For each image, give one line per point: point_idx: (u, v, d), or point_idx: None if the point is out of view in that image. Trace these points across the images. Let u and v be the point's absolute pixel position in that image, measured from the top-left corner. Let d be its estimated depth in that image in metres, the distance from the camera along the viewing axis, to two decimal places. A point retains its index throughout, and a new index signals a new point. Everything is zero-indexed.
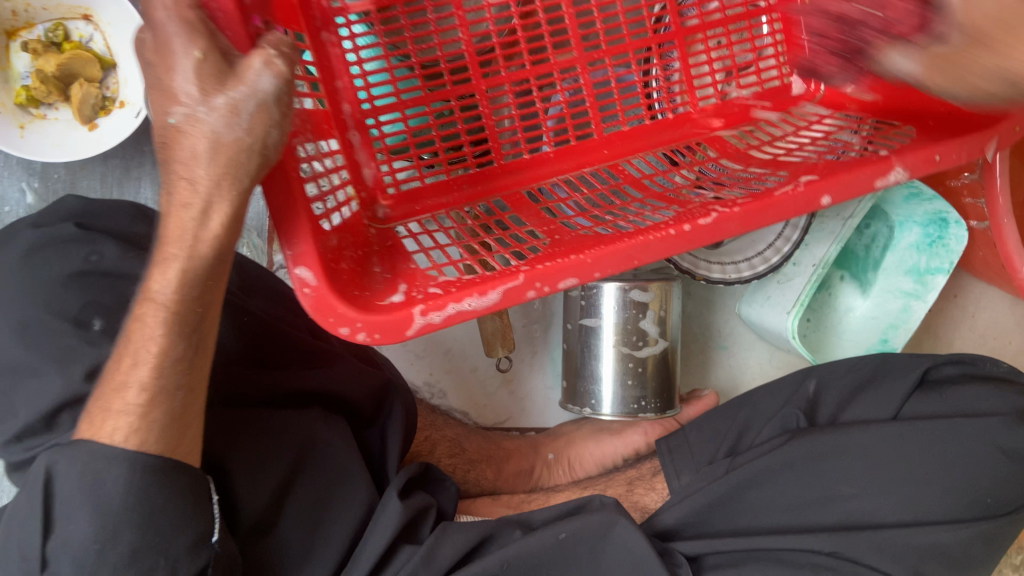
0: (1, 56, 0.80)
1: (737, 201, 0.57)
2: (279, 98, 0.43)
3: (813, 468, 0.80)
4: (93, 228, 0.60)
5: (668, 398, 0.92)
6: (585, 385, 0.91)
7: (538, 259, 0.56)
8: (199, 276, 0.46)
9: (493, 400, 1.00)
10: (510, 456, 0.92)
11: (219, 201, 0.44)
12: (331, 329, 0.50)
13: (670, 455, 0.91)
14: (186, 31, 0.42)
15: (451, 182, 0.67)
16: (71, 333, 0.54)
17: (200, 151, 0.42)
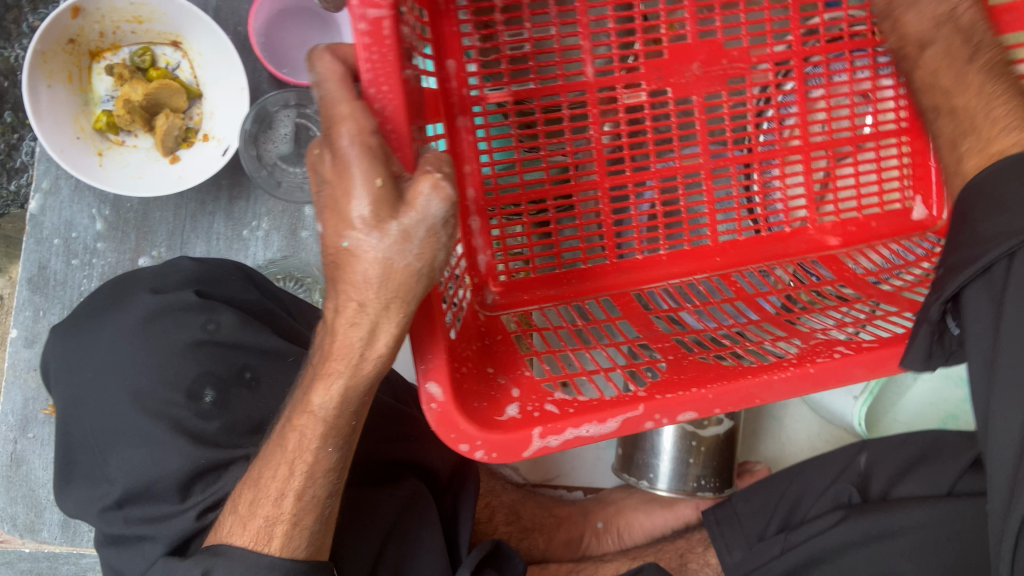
0: (84, 78, 0.76)
1: (861, 345, 0.61)
2: (445, 222, 0.44)
3: (874, 546, 0.76)
4: (212, 295, 0.56)
5: (727, 477, 0.91)
6: (644, 458, 0.90)
7: (657, 387, 0.60)
8: (359, 394, 0.49)
9: (545, 456, 0.98)
10: (562, 523, 0.91)
11: (387, 322, 0.46)
12: (452, 443, 0.55)
13: (718, 524, 0.87)
14: (367, 160, 0.44)
15: (563, 278, 0.75)
16: (182, 406, 0.53)
17: (372, 277, 0.44)
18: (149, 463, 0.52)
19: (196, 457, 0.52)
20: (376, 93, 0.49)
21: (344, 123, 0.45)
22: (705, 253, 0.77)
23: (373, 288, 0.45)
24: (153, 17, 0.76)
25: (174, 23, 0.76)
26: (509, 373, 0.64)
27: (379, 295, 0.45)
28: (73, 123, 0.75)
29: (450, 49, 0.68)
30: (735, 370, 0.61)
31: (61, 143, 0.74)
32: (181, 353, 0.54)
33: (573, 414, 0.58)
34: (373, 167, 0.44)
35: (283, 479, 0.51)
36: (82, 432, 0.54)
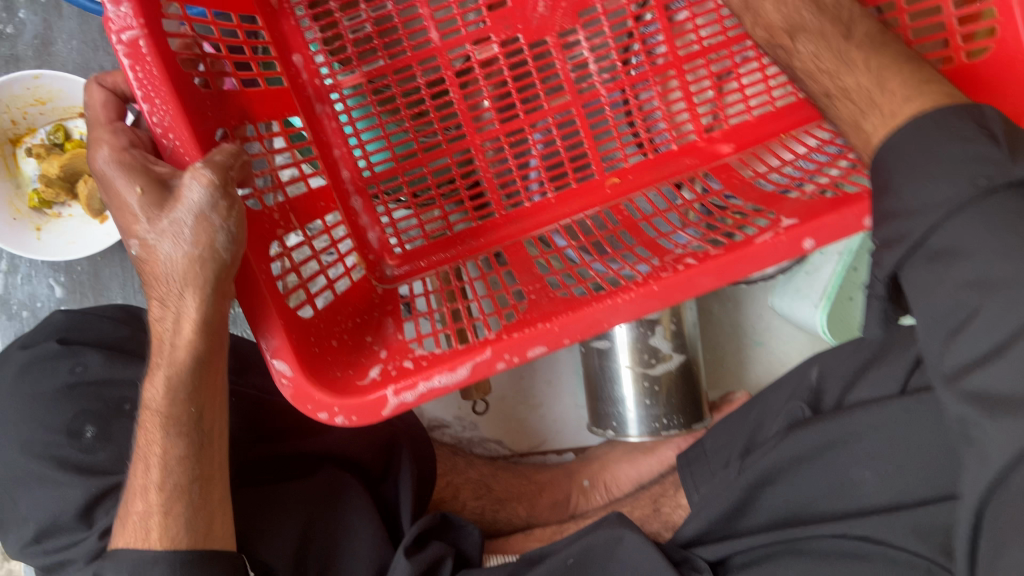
0: (11, 164, 0.85)
1: (710, 253, 0.58)
2: (214, 204, 0.48)
3: (823, 459, 0.76)
4: (73, 342, 0.64)
5: (694, 411, 0.90)
6: (606, 408, 0.90)
7: (510, 328, 0.59)
8: (185, 378, 0.52)
9: (526, 426, 0.99)
10: (543, 489, 0.92)
11: (186, 308, 0.50)
12: (312, 414, 0.56)
13: (690, 469, 0.87)
14: (124, 171, 0.48)
15: (457, 239, 0.75)
16: (65, 444, 0.59)
17: (160, 271, 0.48)
18: (44, 500, 0.57)
19: (82, 489, 0.57)
20: (150, 107, 0.49)
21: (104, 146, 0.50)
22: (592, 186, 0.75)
23: (165, 279, 0.49)
24: (52, 95, 0.83)
25: (72, 97, 0.83)
26: (384, 339, 0.66)
27: (169, 281, 0.49)
28: (8, 207, 0.84)
29: (294, 42, 0.69)
30: (583, 299, 0.59)
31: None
32: (58, 396, 0.60)
33: (427, 366, 0.58)
34: (137, 177, 0.48)
35: (144, 475, 0.54)
36: None
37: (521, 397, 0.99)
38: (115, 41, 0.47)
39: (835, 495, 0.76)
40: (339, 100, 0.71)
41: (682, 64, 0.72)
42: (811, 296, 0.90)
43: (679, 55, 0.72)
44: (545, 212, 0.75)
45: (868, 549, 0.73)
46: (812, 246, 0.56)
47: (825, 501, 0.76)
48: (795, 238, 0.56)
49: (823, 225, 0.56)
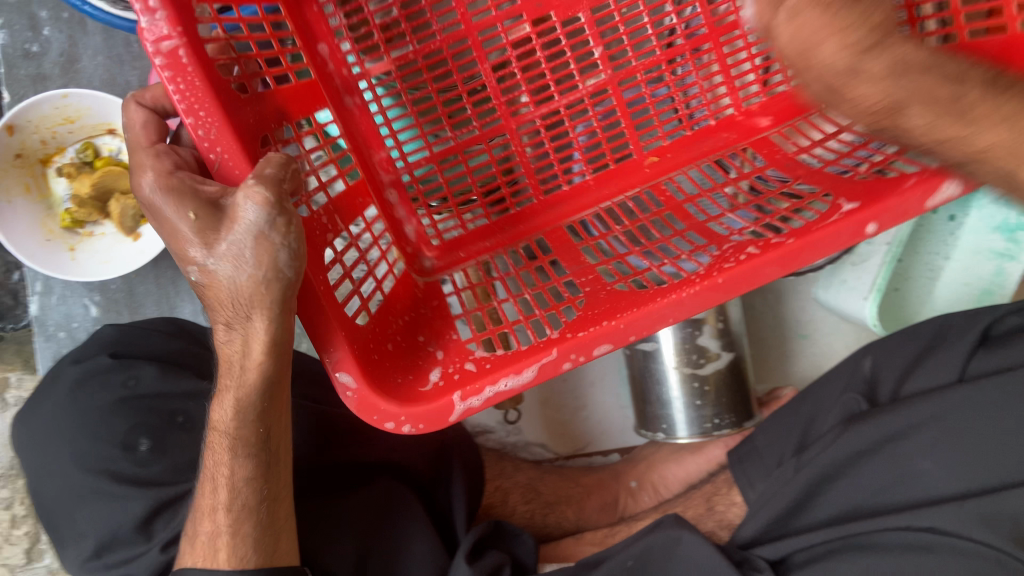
0: (42, 184, 0.84)
1: (773, 239, 0.57)
2: (271, 222, 0.45)
3: (884, 451, 0.74)
4: (126, 355, 0.63)
5: (744, 409, 0.88)
6: (655, 410, 0.88)
7: (572, 326, 0.58)
8: (253, 402, 0.50)
9: (570, 428, 0.98)
10: (591, 492, 0.91)
11: (253, 330, 0.47)
12: (378, 425, 0.55)
13: (742, 466, 0.85)
14: (176, 192, 0.46)
15: (496, 227, 0.74)
16: (119, 457, 0.58)
17: (222, 294, 0.46)
18: (103, 513, 0.58)
19: (140, 502, 0.57)
20: (196, 120, 0.48)
21: (157, 170, 0.48)
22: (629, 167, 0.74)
23: (228, 304, 0.46)
24: (80, 112, 0.82)
25: (100, 113, 0.82)
26: (440, 340, 0.65)
27: (235, 308, 0.46)
28: (41, 228, 0.83)
29: (319, 31, 0.65)
30: (644, 295, 0.58)
31: (31, 249, 0.81)
32: (111, 411, 0.60)
33: (492, 370, 0.57)
34: (188, 202, 0.46)
35: (211, 495, 0.54)
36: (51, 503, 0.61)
37: (564, 399, 0.97)
38: (155, 53, 0.45)
39: (901, 484, 0.73)
40: (368, 90, 0.68)
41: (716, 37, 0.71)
42: (859, 288, 0.88)
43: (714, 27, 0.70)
44: (585, 195, 0.74)
45: (934, 540, 0.69)
46: (875, 230, 0.55)
47: (889, 493, 0.74)
48: (858, 223, 0.54)
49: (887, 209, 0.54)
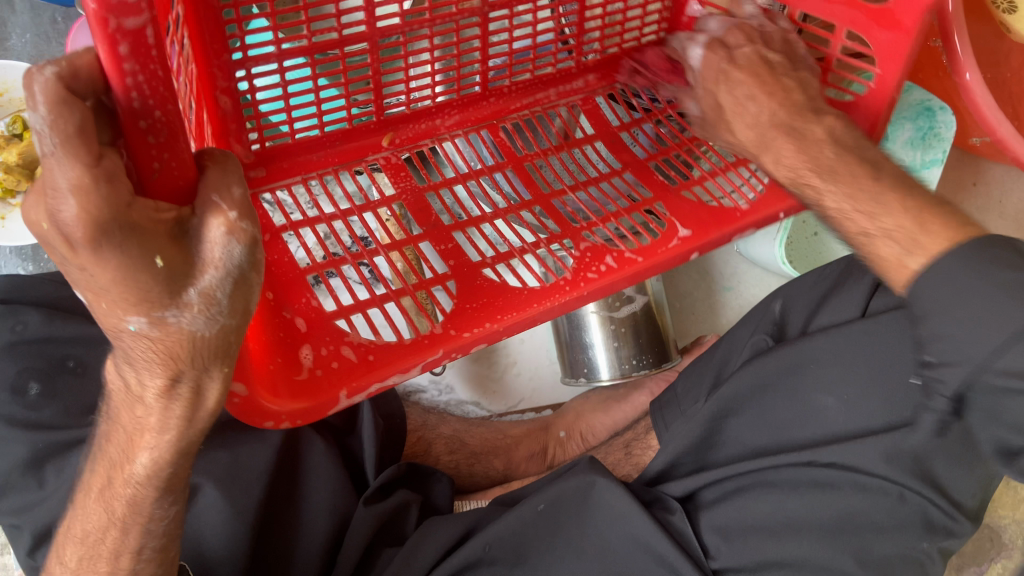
0: None
1: (627, 255, 0.64)
2: (246, 266, 0.38)
3: (787, 384, 0.73)
4: (14, 300, 0.64)
5: (661, 351, 0.92)
6: (577, 356, 0.91)
7: (456, 317, 0.60)
8: (183, 447, 0.45)
9: (502, 385, 1.00)
10: (520, 442, 0.93)
11: (209, 380, 0.41)
12: (256, 423, 0.54)
13: (662, 413, 0.85)
14: (133, 237, 0.33)
15: (325, 142, 0.70)
16: (9, 401, 0.60)
17: (178, 352, 0.38)
18: None
19: (28, 444, 0.59)
20: (133, 81, 0.32)
21: (60, 165, 0.30)
22: (477, 99, 0.74)
23: (179, 359, 0.39)
24: (9, 88, 0.86)
25: None
26: (294, 302, 0.60)
27: (192, 365, 0.39)
28: None
29: None
30: (521, 295, 0.61)
31: None
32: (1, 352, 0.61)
33: (383, 363, 0.57)
34: (156, 241, 0.34)
35: (105, 529, 0.51)
36: None
37: (495, 356, 1.00)
38: (116, 33, 0.31)
39: (804, 424, 0.72)
40: None
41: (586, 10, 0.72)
42: (768, 231, 0.93)
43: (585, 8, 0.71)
44: (424, 120, 0.73)
45: (838, 476, 0.68)
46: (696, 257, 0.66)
47: (793, 430, 0.73)
48: (688, 251, 0.65)
49: (711, 242, 0.65)
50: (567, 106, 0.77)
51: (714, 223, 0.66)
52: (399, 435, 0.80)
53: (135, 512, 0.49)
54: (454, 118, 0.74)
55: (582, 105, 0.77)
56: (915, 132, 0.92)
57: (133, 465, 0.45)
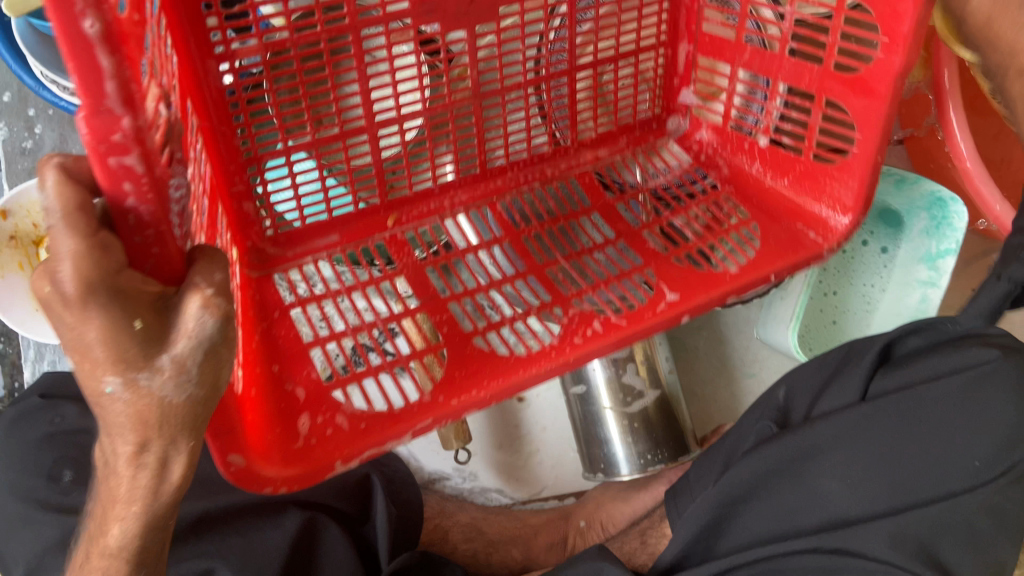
0: (34, 262, 0.95)
1: (612, 325, 0.67)
2: (218, 346, 0.41)
3: (793, 473, 0.74)
4: (55, 394, 0.70)
5: (677, 445, 0.93)
6: (595, 451, 0.93)
7: (447, 386, 0.64)
8: (162, 516, 0.46)
9: (525, 472, 1.02)
10: (539, 530, 0.94)
11: (175, 453, 0.43)
12: (256, 490, 0.57)
13: (676, 500, 0.86)
14: (120, 303, 0.36)
15: (334, 223, 0.73)
16: (44, 487, 0.65)
17: (146, 423, 0.40)
18: (25, 537, 0.63)
19: (56, 527, 0.63)
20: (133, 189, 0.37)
21: (62, 237, 0.35)
22: (483, 178, 0.78)
23: (149, 426, 0.40)
24: None
25: None
26: (295, 374, 0.65)
27: (162, 435, 0.41)
28: (31, 299, 0.93)
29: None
30: (506, 364, 0.65)
31: (20, 317, 0.91)
32: (40, 445, 0.67)
33: (373, 432, 0.60)
34: (137, 306, 0.37)
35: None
36: None
37: (518, 444, 1.02)
38: (106, 154, 0.36)
39: (809, 508, 0.72)
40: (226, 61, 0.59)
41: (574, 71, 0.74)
42: (782, 317, 0.95)
43: (573, 66, 0.74)
44: (431, 202, 0.77)
45: (841, 562, 0.68)
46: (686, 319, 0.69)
47: (801, 516, 0.73)
48: (675, 314, 0.68)
49: (695, 305, 0.68)
50: (567, 182, 0.81)
51: (699, 284, 0.70)
52: (416, 524, 0.82)
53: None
54: (462, 195, 0.78)
55: (581, 179, 0.81)
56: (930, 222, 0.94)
57: (110, 536, 0.47)
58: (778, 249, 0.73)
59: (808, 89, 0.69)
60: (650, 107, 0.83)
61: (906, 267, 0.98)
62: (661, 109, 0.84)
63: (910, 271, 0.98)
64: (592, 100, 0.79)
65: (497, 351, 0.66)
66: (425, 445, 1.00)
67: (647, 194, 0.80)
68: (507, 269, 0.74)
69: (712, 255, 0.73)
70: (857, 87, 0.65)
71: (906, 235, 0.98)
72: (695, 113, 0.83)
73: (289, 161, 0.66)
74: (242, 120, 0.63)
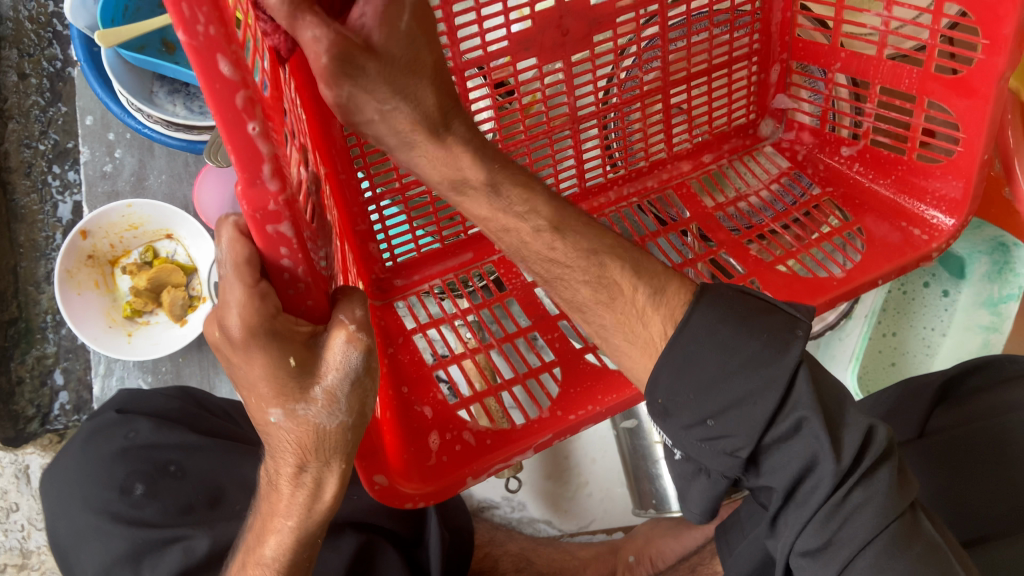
0: (109, 282, 0.99)
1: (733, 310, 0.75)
2: (361, 372, 0.49)
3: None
4: (129, 410, 0.73)
5: (730, 481, 0.91)
6: (646, 485, 0.94)
7: (562, 398, 0.70)
8: (310, 527, 0.57)
9: (574, 504, 1.02)
10: (588, 564, 0.93)
11: (329, 475, 0.54)
12: (399, 506, 0.63)
13: (728, 536, 0.84)
14: (278, 343, 0.46)
15: (447, 250, 0.81)
16: (117, 499, 0.67)
17: (297, 441, 0.50)
18: (99, 547, 0.66)
19: (128, 539, 0.65)
20: (289, 253, 0.45)
21: (232, 287, 0.44)
22: (581, 195, 0.86)
23: (310, 450, 0.51)
24: (142, 220, 0.98)
25: (159, 220, 0.98)
26: (422, 397, 0.71)
27: (320, 456, 0.52)
28: (105, 317, 0.97)
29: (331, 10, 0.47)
30: (614, 377, 0.71)
31: (94, 333, 0.95)
32: (114, 459, 0.69)
33: (496, 447, 0.67)
34: (291, 347, 0.47)
35: None
36: (60, 540, 0.69)
37: (567, 475, 1.02)
38: (267, 220, 0.43)
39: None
40: None
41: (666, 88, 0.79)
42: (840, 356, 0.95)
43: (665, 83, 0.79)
44: None
45: None
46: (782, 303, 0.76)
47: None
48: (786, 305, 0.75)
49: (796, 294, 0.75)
50: (663, 194, 0.88)
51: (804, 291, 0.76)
52: (467, 550, 0.83)
53: None
54: (569, 213, 0.85)
55: (675, 190, 0.88)
56: (991, 267, 0.95)
57: (267, 547, 0.58)
58: (882, 253, 0.78)
59: (871, 81, 0.75)
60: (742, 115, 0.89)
61: (967, 310, 0.98)
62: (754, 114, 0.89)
63: (972, 315, 0.98)
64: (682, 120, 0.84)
65: (607, 366, 0.72)
66: None
67: (737, 205, 0.87)
68: (635, 264, 0.82)
69: (809, 263, 0.79)
70: (960, 89, 0.67)
71: (967, 278, 0.98)
72: (789, 116, 0.88)
73: (406, 199, 0.74)
74: (364, 165, 0.69)
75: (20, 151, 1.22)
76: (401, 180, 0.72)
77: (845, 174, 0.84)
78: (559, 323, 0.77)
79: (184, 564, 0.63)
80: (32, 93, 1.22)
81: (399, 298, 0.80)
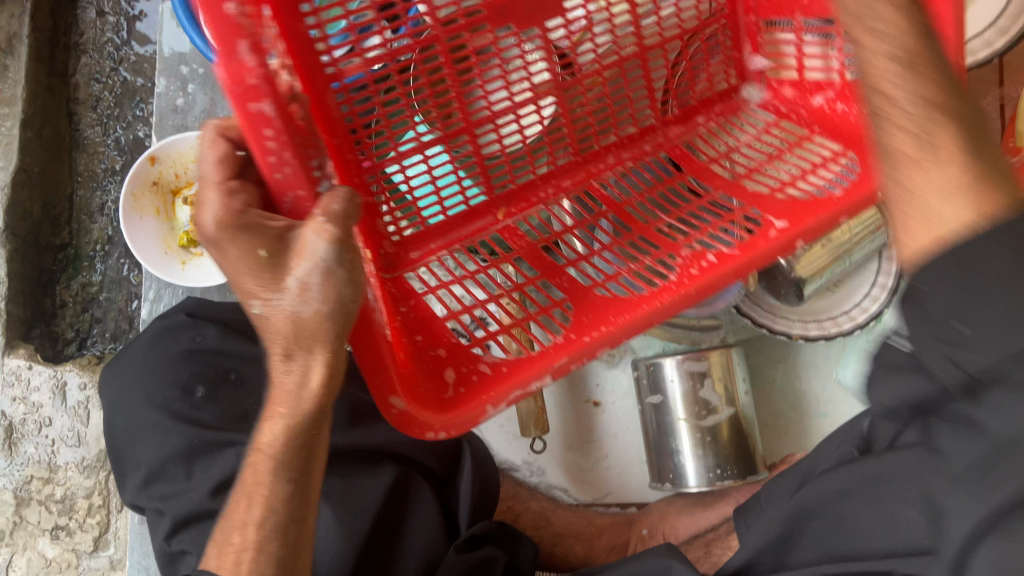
0: (169, 210, 1.02)
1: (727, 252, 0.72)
2: (339, 259, 0.50)
3: (867, 495, 0.73)
4: (198, 315, 0.76)
5: (749, 463, 0.93)
6: (664, 459, 0.95)
7: (579, 326, 0.70)
8: (306, 427, 0.54)
9: (591, 476, 1.05)
10: (602, 532, 0.96)
11: (315, 363, 0.52)
12: (420, 435, 0.65)
13: (745, 518, 0.87)
14: (251, 230, 0.50)
15: (450, 223, 0.82)
16: (179, 399, 0.71)
17: (273, 317, 0.50)
18: (155, 442, 0.69)
19: (184, 437, 0.68)
20: (258, 104, 0.49)
21: (214, 191, 0.52)
22: (577, 164, 0.84)
23: (293, 337, 0.51)
24: None
25: None
26: (435, 341, 0.72)
27: (304, 342, 0.51)
28: (162, 243, 1.01)
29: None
30: (629, 302, 0.70)
31: (151, 256, 0.98)
32: (179, 359, 0.73)
33: (513, 374, 0.67)
34: (257, 239, 0.50)
35: (243, 511, 0.56)
36: (116, 433, 0.73)
37: (589, 447, 1.05)
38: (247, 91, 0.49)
39: (883, 534, 0.71)
40: (320, 40, 0.61)
41: (643, 53, 0.81)
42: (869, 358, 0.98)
43: (643, 44, 0.80)
44: (534, 191, 0.84)
45: None
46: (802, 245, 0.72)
47: (873, 541, 0.72)
48: (790, 238, 0.72)
49: (810, 228, 0.72)
50: (661, 158, 0.86)
51: (810, 209, 0.74)
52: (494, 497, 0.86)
53: (267, 533, 0.56)
54: (564, 180, 0.84)
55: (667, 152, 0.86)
56: None
57: (263, 436, 0.55)
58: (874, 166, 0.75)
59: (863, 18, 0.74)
60: (723, 81, 0.89)
61: None
62: (733, 78, 0.90)
63: None
64: (662, 91, 0.86)
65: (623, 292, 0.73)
66: (500, 434, 1.04)
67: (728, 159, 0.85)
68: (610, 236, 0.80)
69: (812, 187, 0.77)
70: None
71: None
72: (767, 74, 0.88)
73: (403, 162, 0.73)
74: (352, 116, 0.67)
75: (90, 85, 1.26)
76: (393, 138, 0.72)
77: (829, 113, 0.83)
78: (568, 269, 0.78)
79: (237, 467, 0.67)
80: (108, 31, 1.26)
81: (408, 270, 0.79)
